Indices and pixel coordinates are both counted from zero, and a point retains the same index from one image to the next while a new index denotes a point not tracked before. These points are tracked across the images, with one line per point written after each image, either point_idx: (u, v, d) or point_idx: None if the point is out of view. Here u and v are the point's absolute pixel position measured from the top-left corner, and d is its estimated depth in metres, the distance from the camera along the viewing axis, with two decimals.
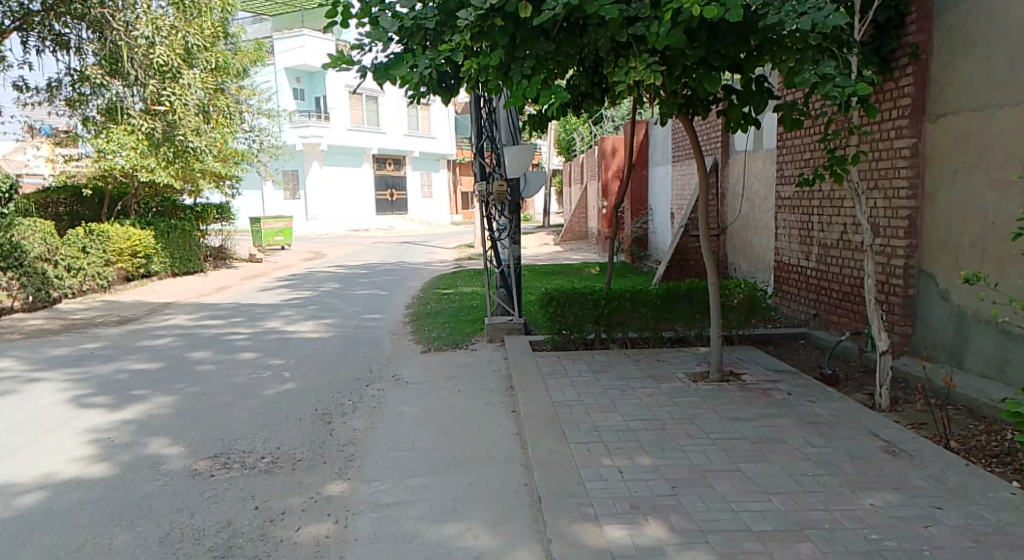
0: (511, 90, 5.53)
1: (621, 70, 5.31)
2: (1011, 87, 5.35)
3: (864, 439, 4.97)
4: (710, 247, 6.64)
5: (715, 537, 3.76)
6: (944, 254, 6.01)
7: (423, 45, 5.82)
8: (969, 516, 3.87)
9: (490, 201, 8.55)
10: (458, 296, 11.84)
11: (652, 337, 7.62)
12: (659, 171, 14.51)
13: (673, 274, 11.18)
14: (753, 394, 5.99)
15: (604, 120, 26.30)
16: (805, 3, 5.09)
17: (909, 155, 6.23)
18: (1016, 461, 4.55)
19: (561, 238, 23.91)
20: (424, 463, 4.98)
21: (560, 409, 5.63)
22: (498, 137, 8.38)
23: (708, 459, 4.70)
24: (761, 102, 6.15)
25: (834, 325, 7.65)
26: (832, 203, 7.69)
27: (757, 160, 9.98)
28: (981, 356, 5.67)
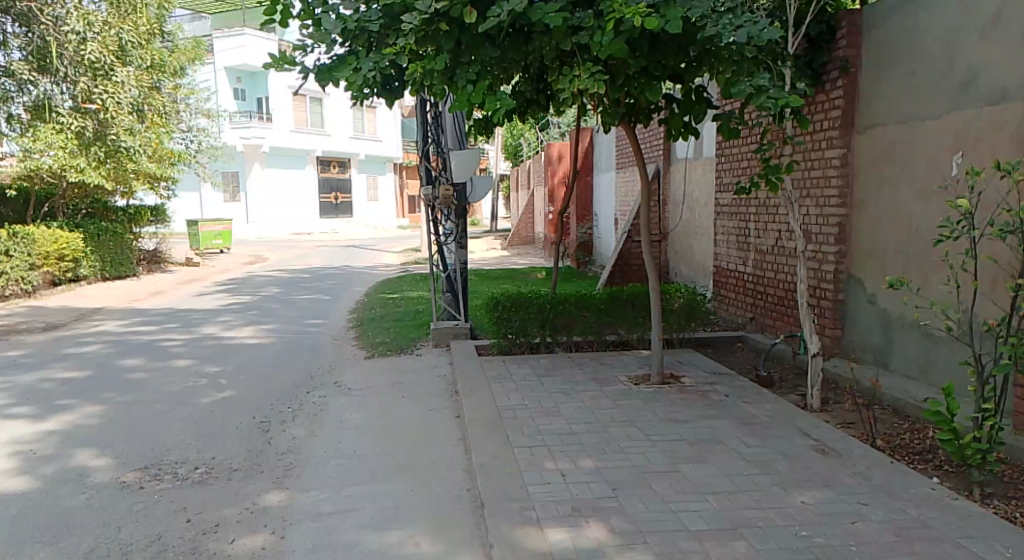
0: (455, 95, 5.56)
1: (565, 78, 5.37)
2: (931, 101, 5.57)
3: (796, 439, 5.13)
4: (652, 252, 6.76)
5: (653, 538, 3.83)
6: (871, 261, 6.25)
7: (366, 47, 5.75)
8: (894, 512, 4.04)
9: (436, 205, 8.49)
10: (403, 301, 11.77)
11: (596, 341, 7.71)
12: (604, 178, 14.72)
13: (617, 279, 11.34)
14: (692, 397, 6.12)
15: (551, 126, 26.53)
16: (741, 17, 5.25)
17: (840, 165, 6.48)
18: (937, 458, 4.75)
19: (508, 243, 24.03)
20: (366, 470, 4.95)
21: (504, 414, 5.65)
22: (444, 142, 8.40)
23: (648, 460, 4.79)
24: (701, 112, 6.29)
25: (770, 328, 7.89)
26: (767, 210, 7.92)
27: (697, 168, 10.20)
28: (905, 358, 5.91)
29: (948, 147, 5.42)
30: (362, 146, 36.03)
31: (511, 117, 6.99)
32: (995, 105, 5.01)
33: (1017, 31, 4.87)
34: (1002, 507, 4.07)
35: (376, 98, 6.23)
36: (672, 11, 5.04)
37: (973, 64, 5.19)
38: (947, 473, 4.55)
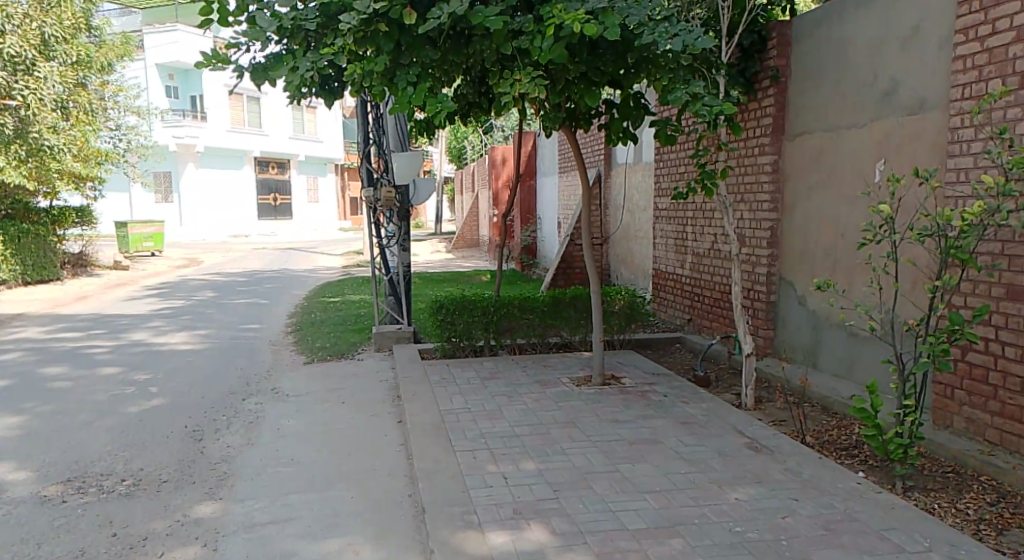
0: (395, 96, 5.54)
1: (505, 82, 5.40)
2: (854, 111, 5.80)
3: (731, 436, 5.29)
4: (593, 255, 6.86)
5: (593, 538, 3.89)
6: (801, 263, 6.47)
7: (303, 45, 5.66)
8: (822, 506, 4.19)
9: (378, 208, 8.41)
10: (344, 305, 11.63)
11: (539, 343, 7.77)
12: (547, 182, 14.83)
13: (559, 281, 11.46)
14: (632, 397, 6.23)
15: (494, 130, 26.67)
16: (676, 25, 5.32)
17: (772, 171, 6.70)
18: (863, 453, 4.95)
19: (452, 245, 24.00)
20: (304, 478, 4.89)
21: (447, 418, 5.65)
22: (386, 144, 8.31)
23: (588, 461, 4.86)
24: (639, 117, 6.41)
25: (706, 329, 8.09)
26: (703, 215, 8.13)
27: (637, 172, 10.36)
28: (833, 357, 6.13)
29: (871, 154, 5.63)
30: (302, 147, 35.44)
31: (453, 120, 6.99)
32: (913, 116, 5.21)
33: (932, 44, 5.06)
34: (922, 499, 4.25)
35: (314, 98, 6.16)
36: (610, 18, 5.13)
37: (893, 75, 5.39)
38: (872, 467, 4.75)
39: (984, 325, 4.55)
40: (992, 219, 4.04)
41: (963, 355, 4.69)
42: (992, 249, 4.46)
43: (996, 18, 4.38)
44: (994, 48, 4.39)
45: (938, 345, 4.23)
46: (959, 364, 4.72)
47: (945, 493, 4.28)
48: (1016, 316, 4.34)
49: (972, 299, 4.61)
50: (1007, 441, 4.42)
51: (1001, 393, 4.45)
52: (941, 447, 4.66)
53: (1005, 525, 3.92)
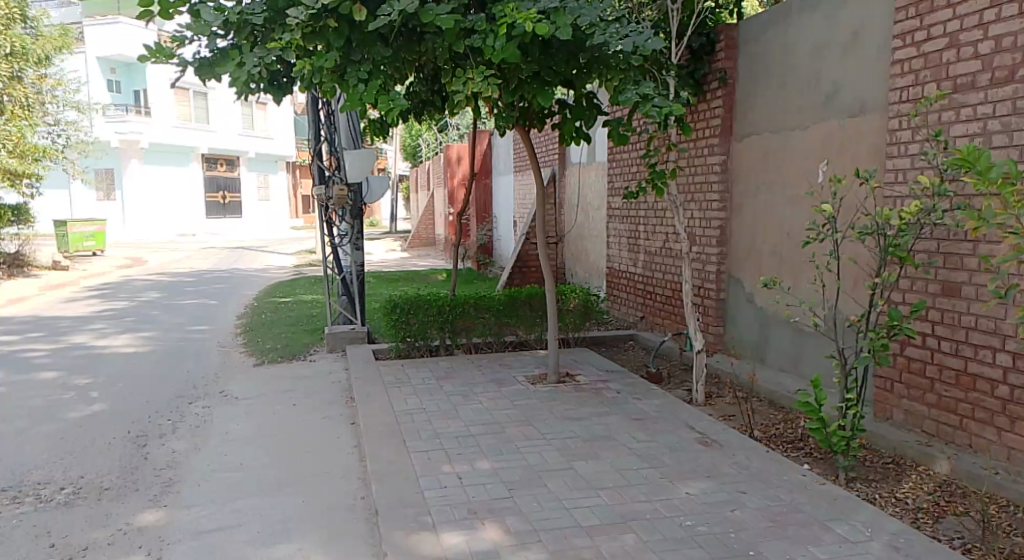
0: (346, 94, 5.45)
1: (458, 80, 5.38)
2: (798, 113, 5.95)
3: (683, 432, 5.38)
4: (547, 254, 6.90)
5: (547, 536, 3.91)
6: (749, 262, 6.62)
7: (250, 41, 5.57)
8: (769, 498, 4.29)
9: (330, 206, 8.32)
10: (295, 305, 11.47)
11: (495, 342, 7.79)
12: (502, 181, 14.86)
13: (515, 280, 11.49)
14: (586, 395, 6.29)
15: (449, 127, 26.63)
16: (627, 26, 5.41)
17: (721, 170, 6.83)
18: (808, 445, 5.10)
19: (407, 244, 23.87)
20: (253, 483, 4.82)
21: (401, 419, 5.62)
22: (338, 140, 8.22)
23: (543, 459, 4.89)
24: (592, 117, 6.46)
25: (658, 327, 8.20)
26: (655, 214, 8.24)
27: (591, 172, 10.45)
28: (779, 352, 6.28)
29: (814, 155, 5.78)
30: (253, 144, 34.81)
31: (406, 118, 6.95)
32: (854, 117, 5.35)
33: (871, 48, 5.20)
34: (864, 489, 4.38)
35: (262, 94, 6.06)
36: (562, 18, 5.16)
37: (835, 78, 5.53)
38: (816, 459, 4.88)
39: (922, 320, 4.71)
40: (928, 218, 4.18)
41: (903, 349, 4.85)
42: (929, 248, 4.62)
43: (931, 24, 4.53)
44: (930, 53, 4.54)
45: (878, 340, 4.36)
46: (898, 359, 4.88)
47: (885, 484, 4.42)
48: (951, 311, 4.50)
49: (910, 295, 4.76)
50: (943, 432, 4.58)
51: (938, 386, 4.61)
52: (882, 439, 4.81)
53: (941, 512, 4.05)
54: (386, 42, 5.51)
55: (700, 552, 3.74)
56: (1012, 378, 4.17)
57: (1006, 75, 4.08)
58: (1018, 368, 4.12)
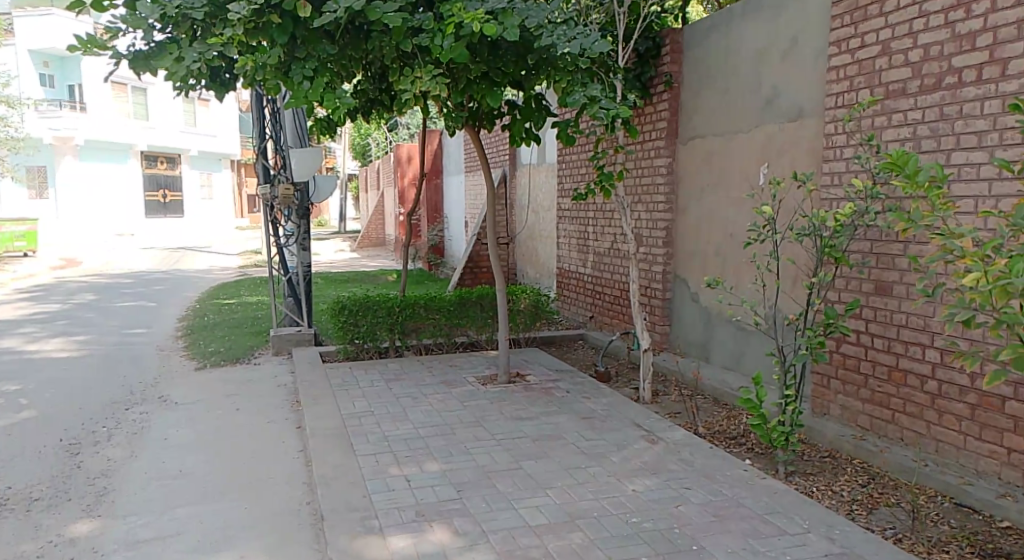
0: (291, 91, 5.41)
1: (406, 79, 5.37)
2: (739, 116, 6.10)
3: (630, 430, 5.46)
4: (498, 255, 6.90)
5: (495, 536, 3.92)
6: (694, 262, 6.75)
7: (190, 35, 5.45)
8: (712, 494, 4.38)
9: (275, 206, 8.22)
10: (240, 307, 11.27)
11: (445, 343, 7.77)
12: (453, 181, 14.84)
13: (466, 281, 11.49)
14: (536, 394, 6.34)
15: (399, 126, 26.50)
16: (573, 30, 5.44)
17: (666, 173, 6.95)
18: (750, 441, 5.23)
19: (357, 245, 23.73)
20: (194, 490, 4.74)
21: (348, 421, 5.58)
22: (283, 139, 8.06)
23: (492, 460, 4.91)
24: (541, 119, 6.49)
25: (607, 326, 8.30)
26: (603, 215, 8.33)
27: (542, 173, 10.50)
28: (723, 350, 6.43)
29: (755, 158, 5.93)
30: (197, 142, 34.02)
31: (354, 117, 6.89)
32: (793, 122, 5.50)
33: (808, 55, 5.35)
34: (801, 483, 4.52)
35: (203, 90, 5.93)
36: (509, 19, 5.18)
37: (775, 84, 5.68)
38: (758, 454, 5.02)
39: (857, 319, 4.87)
40: (861, 220, 4.34)
41: (838, 347, 5.02)
42: (863, 248, 4.78)
43: (864, 32, 4.68)
44: (863, 60, 4.69)
45: (815, 338, 4.50)
46: (834, 356, 5.05)
47: (822, 477, 4.56)
48: (883, 310, 4.67)
49: (845, 294, 4.93)
50: (876, 426, 4.75)
51: (871, 381, 4.78)
52: (820, 434, 4.96)
53: (874, 504, 4.18)
54: (332, 39, 5.48)
55: (645, 548, 3.80)
56: (939, 373, 4.35)
57: (934, 82, 4.24)
58: (945, 364, 4.29)
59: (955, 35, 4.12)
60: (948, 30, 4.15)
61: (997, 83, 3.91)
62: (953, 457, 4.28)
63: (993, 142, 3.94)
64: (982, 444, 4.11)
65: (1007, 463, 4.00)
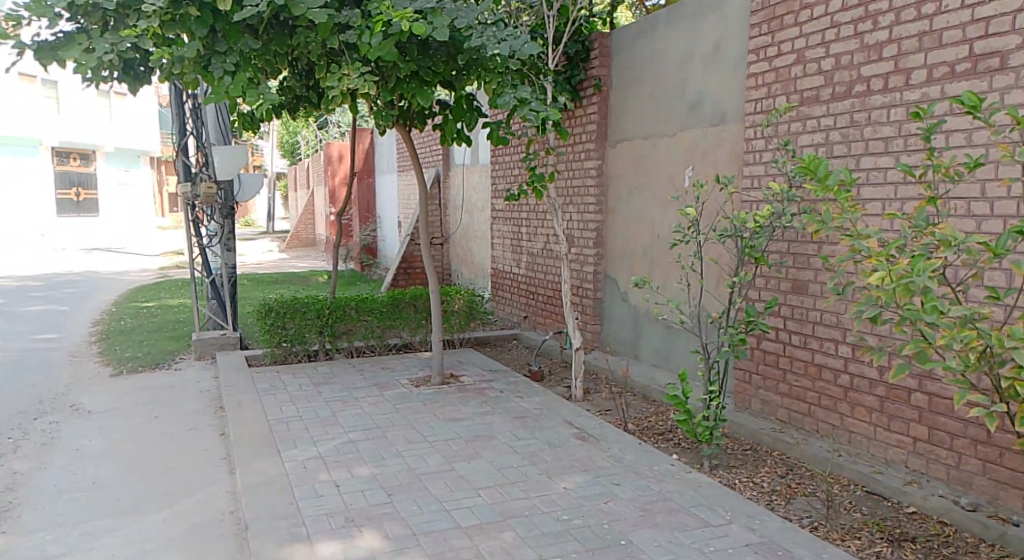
0: (211, 86, 5.29)
1: (333, 76, 5.33)
2: (665, 120, 6.26)
3: (561, 428, 5.54)
4: (431, 255, 6.87)
5: (427, 539, 3.91)
6: (623, 262, 6.89)
7: (102, 26, 5.24)
8: (640, 489, 4.48)
9: (197, 205, 8.00)
10: (161, 311, 10.91)
11: (377, 345, 7.72)
12: (386, 180, 14.74)
13: (400, 281, 11.43)
14: (469, 395, 6.37)
15: (328, 124, 26.09)
16: (503, 31, 5.50)
17: (596, 174, 7.08)
18: (677, 436, 5.38)
19: (285, 245, 23.26)
20: (109, 503, 4.58)
21: (276, 427, 5.49)
22: (205, 136, 7.88)
23: (424, 462, 4.91)
24: (472, 119, 6.49)
25: (541, 325, 8.38)
26: (536, 216, 8.42)
27: (475, 173, 10.54)
28: (651, 348, 6.59)
29: (680, 161, 6.09)
30: (109, 138, 32.54)
31: (280, 114, 6.74)
32: (715, 127, 5.68)
33: (729, 61, 5.53)
34: (725, 475, 4.67)
35: (116, 83, 5.69)
36: (439, 19, 5.17)
37: (698, 89, 5.86)
38: (684, 449, 5.16)
39: (776, 316, 5.08)
40: (779, 221, 4.51)
41: (759, 343, 5.23)
42: (781, 248, 4.97)
43: (781, 41, 4.88)
44: (780, 68, 4.89)
45: (736, 335, 4.67)
46: (755, 352, 5.26)
47: (744, 469, 4.72)
48: (799, 307, 4.87)
49: (765, 292, 5.13)
50: (794, 419, 4.97)
51: (789, 376, 4.99)
52: (742, 428, 5.16)
53: (792, 494, 4.36)
54: (256, 34, 5.40)
55: (575, 545, 3.86)
56: (852, 368, 4.56)
57: (845, 90, 4.44)
58: (856, 358, 4.51)
59: (863, 46, 4.32)
60: (857, 41, 4.35)
61: (901, 92, 4.11)
62: (864, 446, 4.50)
63: (898, 148, 4.15)
64: (891, 434, 4.33)
65: (913, 452, 4.22)
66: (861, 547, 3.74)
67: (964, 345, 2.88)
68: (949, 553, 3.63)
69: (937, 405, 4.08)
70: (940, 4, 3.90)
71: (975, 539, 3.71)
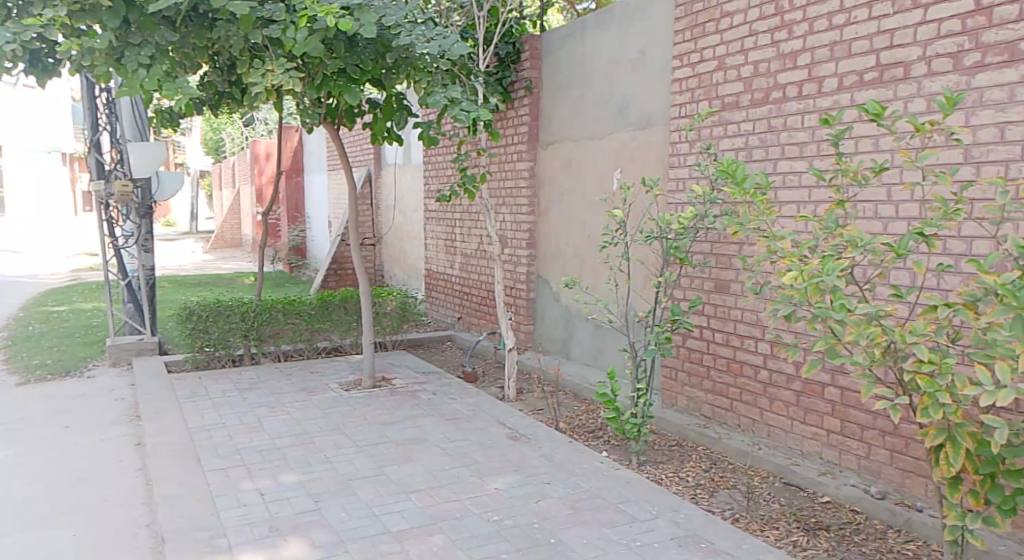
0: (124, 79, 5.12)
1: (256, 72, 5.23)
2: (594, 123, 6.36)
3: (493, 428, 5.57)
4: (361, 256, 6.80)
5: (354, 545, 3.88)
6: (555, 262, 6.97)
7: (4, 14, 5.01)
8: (570, 487, 4.55)
9: (111, 204, 7.71)
10: (73, 316, 10.46)
11: (306, 348, 7.60)
12: (315, 179, 14.52)
13: (330, 283, 11.27)
14: (401, 398, 6.34)
15: (254, 122, 25.50)
16: (432, 30, 5.49)
17: (528, 176, 7.14)
18: (606, 434, 5.48)
19: (210, 245, 22.65)
20: (16, 518, 4.39)
21: (197, 435, 5.36)
22: (119, 131, 7.61)
23: (354, 467, 4.87)
24: (401, 119, 6.44)
25: (474, 326, 8.41)
26: (469, 217, 8.43)
27: (407, 173, 10.48)
28: (582, 347, 6.69)
29: (609, 163, 6.20)
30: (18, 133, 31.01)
31: (201, 110, 6.56)
32: (642, 130, 5.81)
33: (654, 66, 5.66)
34: (652, 471, 4.77)
35: (21, 75, 5.44)
36: (365, 15, 5.13)
37: (626, 93, 5.97)
38: (613, 446, 5.26)
39: (699, 315, 5.23)
40: (702, 223, 4.64)
41: (684, 341, 5.38)
42: (704, 249, 5.12)
43: (703, 47, 5.03)
44: (702, 74, 5.04)
45: (662, 334, 4.79)
46: (681, 350, 5.41)
47: (670, 464, 4.84)
48: (722, 306, 5.03)
49: (689, 292, 5.27)
50: (717, 414, 5.13)
51: (713, 373, 5.15)
52: (668, 424, 5.30)
53: (715, 487, 4.49)
54: (173, 26, 5.27)
55: (505, 545, 3.89)
56: (770, 364, 4.72)
57: (762, 97, 4.60)
58: (773, 355, 4.68)
59: (779, 54, 4.49)
60: (774, 49, 4.52)
61: (815, 99, 4.28)
62: (782, 440, 4.68)
63: (812, 153, 4.32)
64: (807, 428, 4.51)
65: (827, 444, 4.40)
66: (779, 537, 3.88)
67: (870, 341, 3.02)
68: (860, 540, 3.80)
69: (849, 399, 4.26)
70: (850, 15, 4.08)
71: (884, 526, 3.90)
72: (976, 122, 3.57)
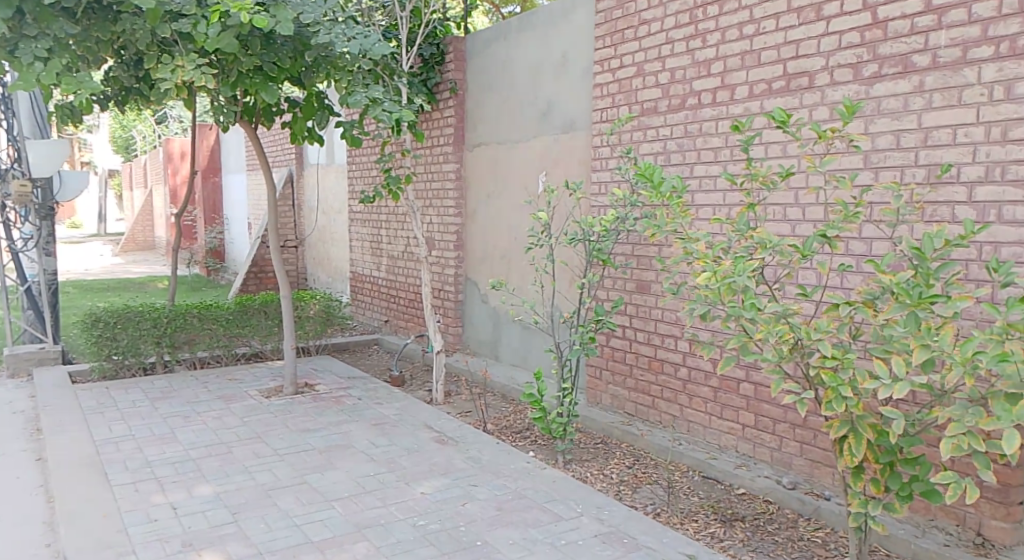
0: (18, 72, 4.89)
1: (164, 68, 5.07)
2: (518, 126, 6.42)
3: (420, 432, 5.56)
4: (282, 258, 6.66)
5: (273, 557, 3.82)
6: (482, 264, 6.99)
7: None
8: (495, 489, 4.58)
9: (8, 205, 7.34)
10: None
11: (224, 355, 7.41)
12: (233, 179, 14.16)
13: (251, 286, 11.00)
14: (325, 404, 6.25)
15: (168, 120, 24.68)
16: (352, 29, 5.42)
17: (454, 178, 7.15)
18: (533, 434, 5.55)
19: (121, 247, 21.81)
20: None
21: (103, 449, 5.16)
22: (17, 127, 7.23)
23: (275, 476, 4.78)
24: (323, 118, 6.34)
25: (401, 329, 8.36)
26: (395, 219, 8.38)
27: (330, 173, 10.34)
28: (510, 348, 6.74)
29: (534, 165, 6.27)
30: None
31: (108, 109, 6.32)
32: (565, 133, 5.89)
33: (576, 71, 5.76)
34: (577, 470, 4.84)
35: None
36: (282, 13, 5.07)
37: (549, 97, 6.05)
38: (540, 446, 5.33)
39: (622, 315, 5.35)
40: (623, 226, 4.74)
41: (608, 341, 5.49)
42: (626, 250, 5.24)
43: (622, 54, 5.15)
44: (622, 79, 5.15)
45: (585, 333, 4.86)
46: (604, 349, 5.52)
47: (595, 462, 4.92)
48: (643, 306, 5.15)
49: (612, 293, 5.39)
50: (640, 412, 5.25)
51: (635, 371, 5.28)
52: (593, 422, 5.39)
53: (637, 483, 4.59)
54: (73, 18, 5.08)
55: (430, 549, 3.89)
56: (689, 361, 4.86)
57: (679, 103, 4.74)
58: (692, 352, 4.82)
59: (694, 61, 4.62)
60: (689, 57, 4.66)
61: (727, 106, 4.44)
62: (701, 435, 4.83)
63: (725, 157, 4.47)
64: (723, 422, 4.67)
65: (743, 437, 4.57)
66: (697, 529, 4.01)
67: (778, 338, 3.16)
68: (772, 529, 3.96)
69: (761, 394, 4.43)
70: (759, 25, 4.25)
71: (794, 515, 4.07)
72: (874, 130, 3.76)
